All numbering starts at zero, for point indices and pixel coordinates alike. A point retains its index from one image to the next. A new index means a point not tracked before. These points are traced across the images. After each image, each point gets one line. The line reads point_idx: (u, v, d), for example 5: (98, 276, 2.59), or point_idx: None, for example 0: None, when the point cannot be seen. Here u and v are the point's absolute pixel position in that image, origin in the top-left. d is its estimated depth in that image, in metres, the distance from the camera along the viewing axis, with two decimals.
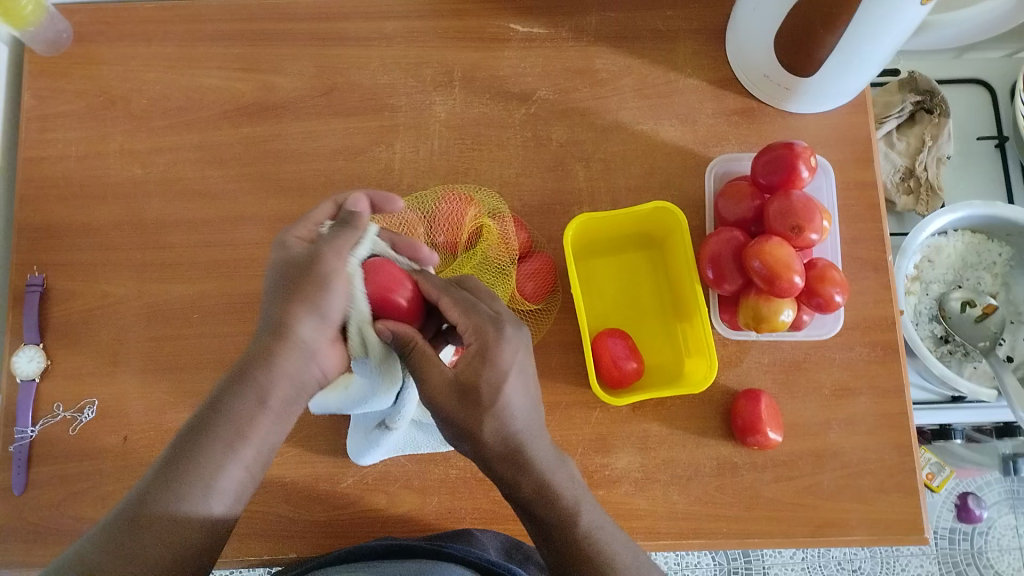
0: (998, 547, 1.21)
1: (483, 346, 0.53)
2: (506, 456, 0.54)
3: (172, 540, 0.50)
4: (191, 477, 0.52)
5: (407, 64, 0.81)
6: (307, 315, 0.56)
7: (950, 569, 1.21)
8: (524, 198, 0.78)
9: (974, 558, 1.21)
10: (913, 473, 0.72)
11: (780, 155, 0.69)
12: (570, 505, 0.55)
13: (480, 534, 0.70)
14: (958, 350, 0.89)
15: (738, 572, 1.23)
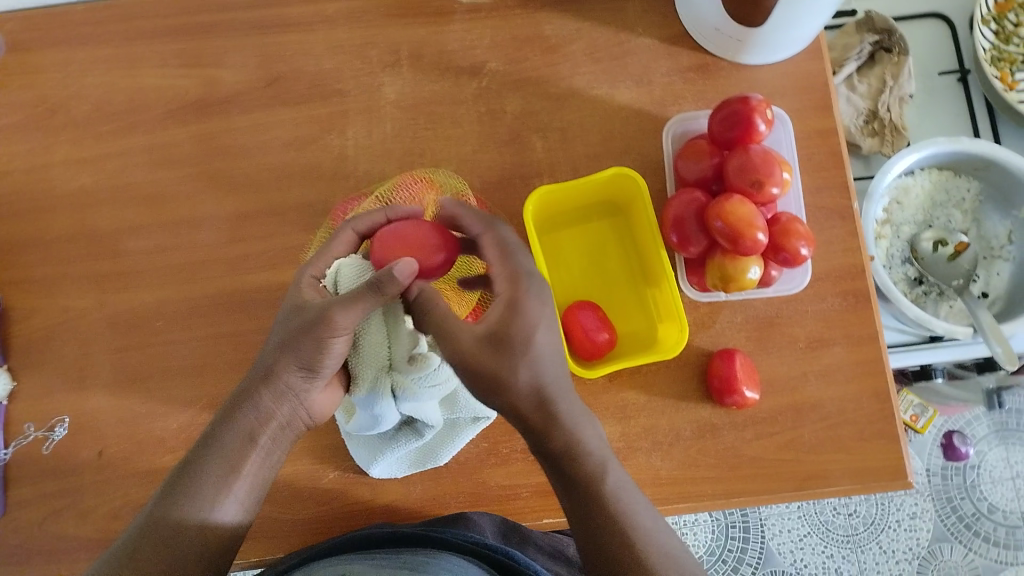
0: (990, 480, 1.22)
1: (522, 301, 0.55)
2: (540, 407, 0.55)
3: (176, 555, 0.51)
4: (190, 493, 0.53)
5: (351, 46, 0.79)
6: (295, 360, 0.56)
7: (945, 505, 1.22)
8: (483, 174, 0.76)
9: (967, 491, 1.22)
10: (892, 418, 0.72)
11: (737, 110, 0.67)
12: (598, 466, 0.56)
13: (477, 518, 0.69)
14: (932, 290, 0.88)
15: (735, 526, 1.25)
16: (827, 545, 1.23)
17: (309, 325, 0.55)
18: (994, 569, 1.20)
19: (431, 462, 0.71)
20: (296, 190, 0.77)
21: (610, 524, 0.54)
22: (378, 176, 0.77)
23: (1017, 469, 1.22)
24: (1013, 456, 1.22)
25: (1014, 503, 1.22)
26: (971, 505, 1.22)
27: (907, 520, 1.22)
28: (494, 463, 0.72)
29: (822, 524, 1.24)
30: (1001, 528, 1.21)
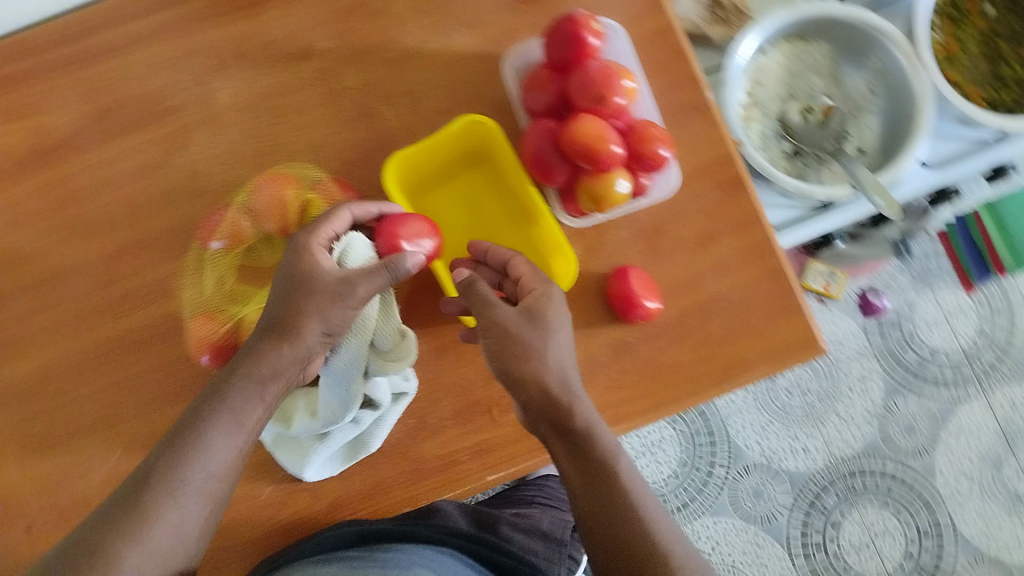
0: (926, 325, 1.27)
1: (545, 291, 0.63)
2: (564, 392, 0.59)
3: (155, 553, 0.54)
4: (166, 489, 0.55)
5: (173, 59, 0.76)
6: (312, 328, 0.62)
7: (889, 360, 1.26)
8: (341, 155, 0.74)
9: (907, 342, 1.27)
10: (793, 292, 0.73)
11: (564, 31, 0.67)
12: (608, 452, 0.59)
13: (446, 507, 0.79)
14: (811, 159, 0.90)
15: (702, 434, 1.26)
16: (790, 428, 1.26)
17: (330, 295, 0.62)
18: (948, 408, 1.25)
19: (362, 452, 0.69)
20: (155, 218, 0.74)
21: (624, 504, 0.58)
22: (236, 183, 0.74)
23: (948, 309, 1.27)
24: (942, 298, 1.27)
25: (953, 342, 1.26)
26: (915, 353, 1.26)
27: (858, 384, 1.26)
28: (427, 436, 0.70)
29: (779, 409, 1.26)
30: (946, 369, 1.26)
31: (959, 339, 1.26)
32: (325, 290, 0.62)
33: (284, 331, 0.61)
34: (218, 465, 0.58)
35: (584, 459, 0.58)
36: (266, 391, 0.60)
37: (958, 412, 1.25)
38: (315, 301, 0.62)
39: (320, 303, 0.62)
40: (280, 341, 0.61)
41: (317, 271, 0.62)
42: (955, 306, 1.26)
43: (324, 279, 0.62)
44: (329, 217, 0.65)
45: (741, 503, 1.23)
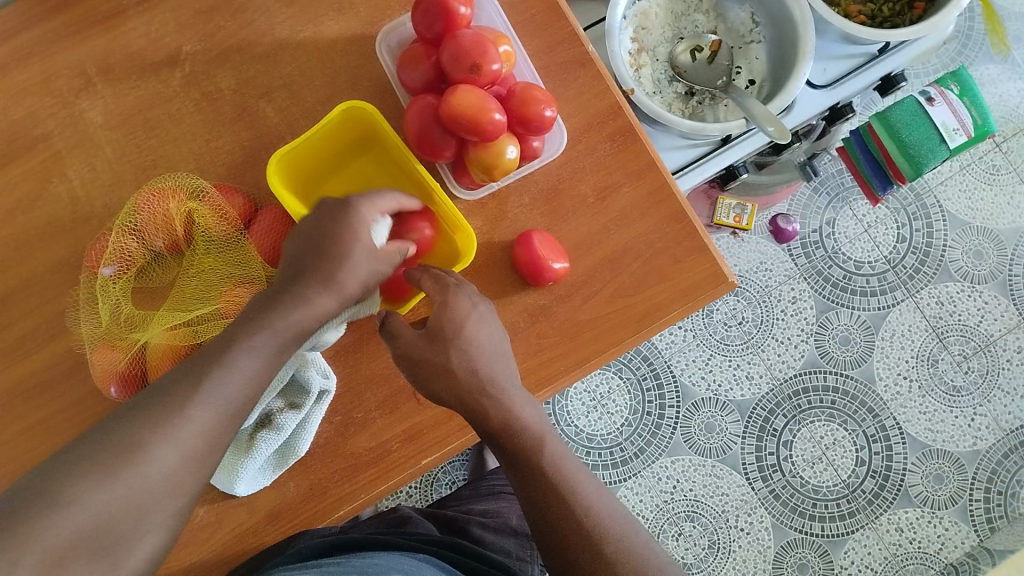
0: (848, 239, 1.31)
1: (451, 303, 0.61)
2: (494, 404, 0.61)
3: (129, 500, 0.49)
4: (122, 465, 0.50)
5: (35, 85, 0.73)
6: (313, 291, 0.58)
7: (817, 277, 1.30)
8: (225, 159, 0.72)
9: (832, 258, 1.31)
10: (698, 231, 0.74)
11: (431, 3, 0.65)
12: (536, 437, 0.62)
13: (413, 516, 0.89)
14: (705, 97, 0.91)
15: (648, 379, 1.28)
16: (731, 359, 1.29)
17: (341, 261, 0.58)
18: (880, 316, 1.29)
19: (292, 456, 0.69)
20: (42, 253, 0.71)
21: (555, 507, 0.61)
22: (120, 204, 0.72)
23: (867, 221, 1.31)
24: (859, 211, 1.31)
25: (874, 252, 1.31)
26: (840, 269, 1.30)
27: (791, 306, 1.30)
28: (356, 430, 0.71)
29: (718, 342, 1.29)
30: (871, 279, 1.30)
31: (880, 248, 1.30)
32: (342, 254, 0.58)
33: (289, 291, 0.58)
34: (180, 462, 0.51)
35: (519, 467, 0.62)
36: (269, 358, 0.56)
37: (889, 318, 1.29)
38: (329, 264, 0.58)
39: (336, 263, 0.58)
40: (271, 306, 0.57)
41: (347, 227, 0.59)
42: (872, 216, 1.31)
43: (338, 242, 0.59)
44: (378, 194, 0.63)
45: (695, 439, 1.26)
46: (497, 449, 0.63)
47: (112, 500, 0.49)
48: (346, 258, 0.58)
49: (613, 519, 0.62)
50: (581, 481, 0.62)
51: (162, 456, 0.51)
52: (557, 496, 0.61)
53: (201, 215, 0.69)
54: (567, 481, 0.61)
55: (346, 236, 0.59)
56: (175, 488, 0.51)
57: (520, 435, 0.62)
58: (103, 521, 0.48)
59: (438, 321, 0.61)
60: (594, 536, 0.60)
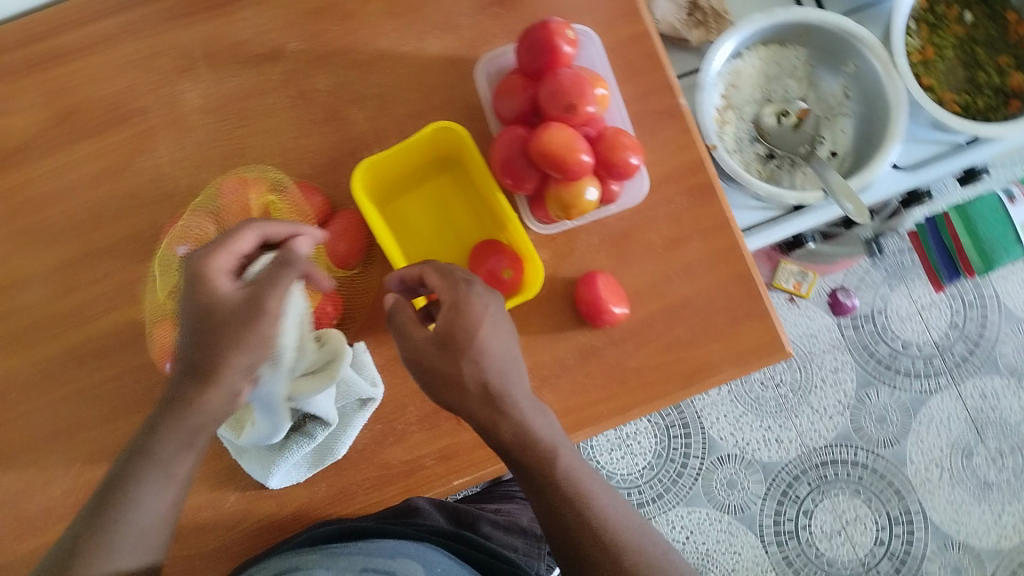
0: (899, 319, 1.28)
1: (465, 311, 0.58)
2: (505, 417, 0.58)
3: (138, 543, 0.57)
4: (114, 540, 0.56)
5: (141, 59, 0.74)
6: (244, 356, 0.57)
7: (862, 351, 1.28)
8: (310, 159, 0.74)
9: (880, 334, 1.28)
10: (760, 297, 0.74)
11: (537, 38, 0.67)
12: (548, 449, 0.58)
13: (421, 504, 0.79)
14: (784, 163, 0.91)
15: (675, 425, 1.27)
16: (763, 419, 1.27)
17: (247, 320, 0.56)
18: (920, 399, 1.27)
19: (329, 458, 0.70)
20: (118, 225, 0.72)
21: (576, 525, 0.57)
22: (201, 187, 0.73)
23: (921, 303, 1.28)
24: (915, 293, 1.28)
25: (924, 334, 1.28)
26: (887, 346, 1.28)
27: (832, 376, 1.28)
28: (392, 442, 0.72)
29: (753, 400, 1.28)
30: (917, 361, 1.27)
31: (931, 331, 1.28)
32: (253, 313, 0.56)
33: (209, 370, 0.56)
34: (165, 503, 0.58)
35: (534, 483, 0.58)
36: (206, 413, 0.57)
37: (929, 403, 1.27)
38: (235, 328, 0.56)
39: (241, 335, 0.56)
40: (255, 359, 0.57)
41: (210, 303, 0.57)
42: (926, 299, 1.28)
43: (225, 308, 0.56)
44: (232, 237, 0.59)
45: (716, 493, 1.25)
46: (511, 464, 0.59)
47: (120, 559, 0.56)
48: (255, 306, 0.56)
49: (636, 541, 0.58)
50: (602, 501, 0.58)
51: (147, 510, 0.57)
52: (576, 516, 0.57)
53: (274, 206, 0.71)
54: (585, 502, 0.57)
55: (228, 303, 0.56)
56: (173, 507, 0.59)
57: (534, 451, 0.58)
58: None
59: (453, 328, 0.58)
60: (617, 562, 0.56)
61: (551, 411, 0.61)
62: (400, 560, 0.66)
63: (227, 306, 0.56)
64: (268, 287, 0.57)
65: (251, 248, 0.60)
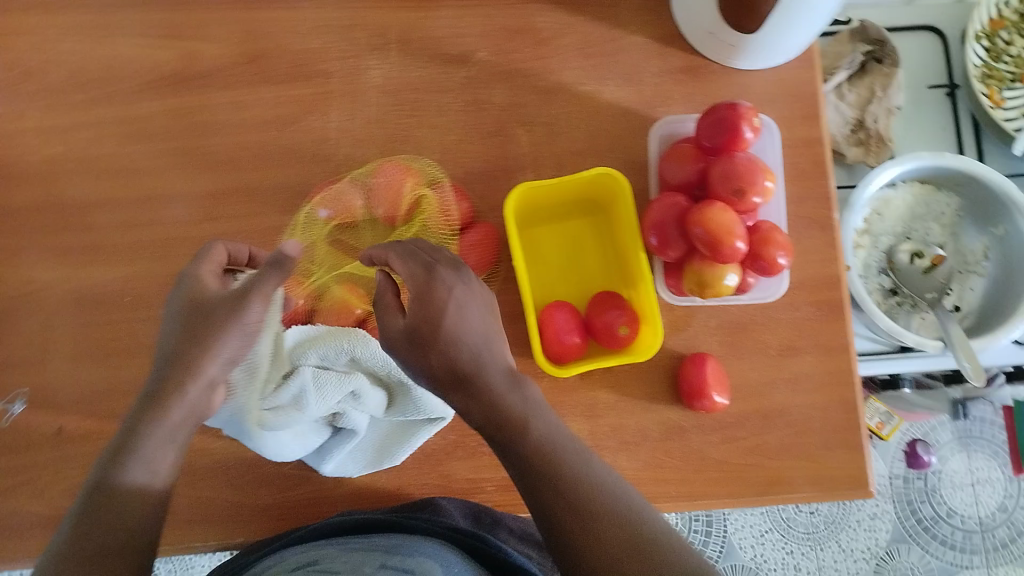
0: (951, 485, 1.22)
1: (434, 301, 0.54)
2: (481, 388, 0.53)
3: (133, 494, 0.51)
4: (116, 486, 0.51)
5: (340, 26, 0.77)
6: (216, 351, 0.55)
7: (905, 507, 1.22)
8: (465, 164, 0.75)
9: (928, 494, 1.23)
10: (859, 428, 0.72)
11: (724, 116, 0.68)
12: (519, 416, 0.52)
13: (444, 504, 0.67)
14: (906, 302, 0.90)
15: (698, 530, 1.23)
16: (789, 542, 1.22)
17: (210, 314, 0.56)
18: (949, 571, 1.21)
19: (388, 460, 0.70)
20: (273, 171, 0.75)
21: (558, 503, 0.50)
22: (358, 161, 0.75)
23: (977, 475, 1.23)
24: (974, 463, 1.23)
25: (973, 508, 1.22)
26: (931, 509, 1.22)
27: (868, 522, 1.22)
28: (460, 456, 0.71)
29: (784, 521, 1.23)
30: (958, 532, 1.22)
31: (980, 507, 1.22)
32: (240, 306, 0.56)
33: (187, 361, 0.55)
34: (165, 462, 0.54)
35: (517, 459, 0.52)
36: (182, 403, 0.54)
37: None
38: (218, 318, 0.56)
39: (196, 331, 0.56)
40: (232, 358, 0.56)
41: (198, 296, 0.58)
42: (984, 473, 1.22)
43: (209, 301, 0.57)
44: (206, 249, 0.61)
45: None
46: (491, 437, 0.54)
47: (113, 522, 0.50)
48: (234, 304, 0.56)
49: (635, 520, 0.49)
50: (594, 475, 0.51)
51: (143, 463, 0.52)
52: (559, 486, 0.50)
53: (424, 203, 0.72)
54: (569, 479, 0.50)
55: (211, 296, 0.57)
56: (163, 475, 0.53)
57: (512, 418, 0.52)
58: (114, 532, 0.49)
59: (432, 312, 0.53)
60: (597, 543, 0.48)
61: (531, 382, 0.55)
62: (418, 557, 0.56)
63: (195, 296, 0.58)
64: (253, 285, 0.56)
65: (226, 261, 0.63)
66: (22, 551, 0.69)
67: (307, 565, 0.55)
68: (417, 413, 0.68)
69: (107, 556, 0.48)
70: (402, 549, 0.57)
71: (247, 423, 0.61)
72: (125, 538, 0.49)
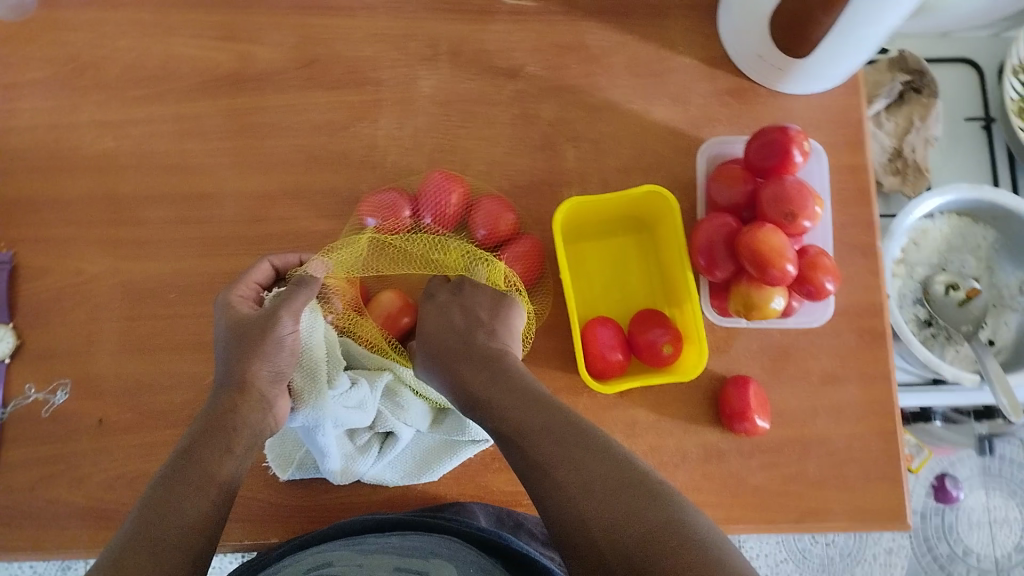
0: (968, 523, 1.15)
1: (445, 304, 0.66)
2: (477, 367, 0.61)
3: (204, 487, 0.52)
4: (188, 482, 0.52)
5: (392, 36, 0.78)
6: (263, 367, 0.60)
7: (921, 543, 1.15)
8: (512, 177, 0.76)
9: (945, 532, 1.15)
10: (897, 459, 0.71)
11: (774, 139, 0.68)
12: (499, 402, 0.58)
13: (472, 510, 0.67)
14: (940, 334, 0.91)
15: None
16: (803, 572, 1.15)
17: (258, 333, 0.60)
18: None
19: (427, 474, 0.69)
20: (322, 175, 0.75)
21: (534, 456, 0.53)
22: (406, 170, 0.76)
23: (994, 514, 1.15)
24: (992, 501, 1.15)
25: (989, 548, 1.15)
26: (947, 546, 1.15)
27: (883, 556, 1.15)
28: (497, 468, 0.70)
29: (799, 551, 1.15)
30: (973, 572, 1.15)
31: (996, 547, 1.15)
32: (273, 328, 0.60)
33: (238, 376, 0.59)
34: (231, 463, 0.55)
35: (499, 428, 0.57)
36: (240, 421, 0.58)
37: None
38: (257, 339, 0.60)
39: (253, 349, 0.60)
40: (280, 371, 0.60)
41: (238, 321, 0.62)
42: (1003, 512, 1.15)
43: (247, 322, 0.61)
44: (249, 270, 0.66)
45: None
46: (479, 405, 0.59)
47: (188, 506, 0.51)
48: (268, 322, 0.60)
49: (598, 460, 0.51)
50: (567, 424, 0.54)
51: (212, 456, 0.54)
52: (535, 438, 0.54)
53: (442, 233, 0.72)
54: (539, 435, 0.54)
55: (252, 316, 0.61)
56: (232, 469, 0.55)
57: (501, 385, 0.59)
58: (189, 514, 0.51)
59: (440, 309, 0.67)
60: (557, 487, 0.51)
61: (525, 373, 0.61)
62: (433, 560, 0.52)
63: (240, 316, 0.62)
64: (284, 303, 0.61)
65: (266, 281, 0.67)
66: (61, 540, 0.69)
67: (321, 568, 0.52)
68: (461, 433, 0.69)
69: (177, 538, 0.49)
70: (420, 552, 0.54)
71: (325, 419, 0.64)
72: (202, 522, 0.51)
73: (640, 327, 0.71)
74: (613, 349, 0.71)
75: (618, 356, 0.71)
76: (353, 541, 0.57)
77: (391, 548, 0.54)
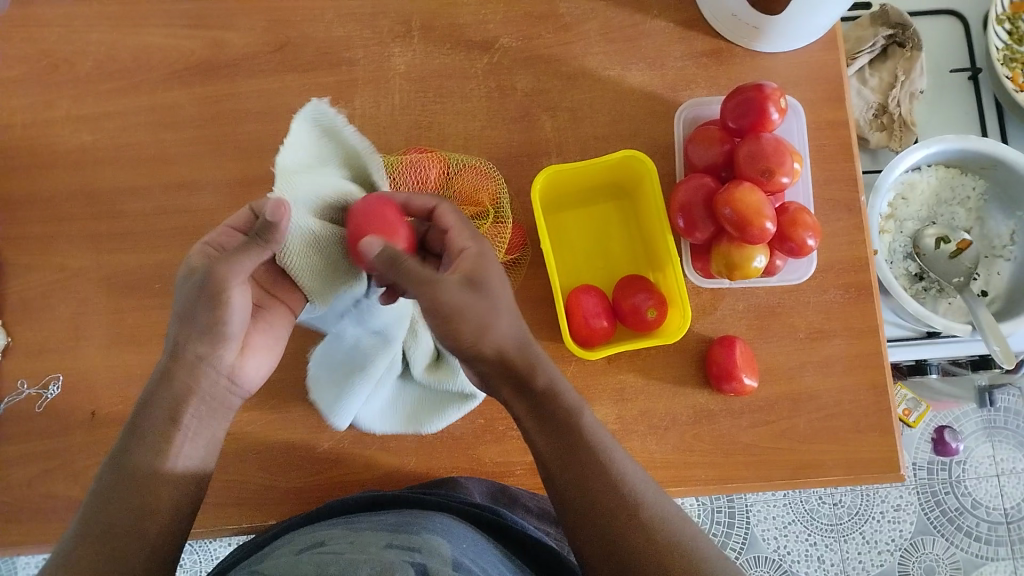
0: (975, 476, 1.15)
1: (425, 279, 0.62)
2: (514, 380, 0.55)
3: (140, 461, 0.53)
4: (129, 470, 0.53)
5: (362, 14, 0.78)
6: (201, 333, 0.56)
7: (929, 499, 1.14)
8: (490, 151, 0.76)
9: (952, 487, 1.15)
10: (888, 411, 0.71)
11: (750, 98, 0.67)
12: (573, 405, 0.55)
13: (466, 482, 0.67)
14: (932, 287, 0.91)
15: (721, 524, 1.15)
16: (811, 534, 1.15)
17: (203, 294, 0.54)
18: (974, 563, 1.13)
19: (425, 427, 0.70)
20: None
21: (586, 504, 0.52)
22: (385, 149, 0.76)
23: (1002, 466, 1.15)
24: (999, 453, 1.15)
25: (997, 500, 1.14)
26: (956, 500, 1.14)
27: (892, 512, 1.14)
28: (490, 440, 0.71)
29: (807, 512, 1.15)
30: (983, 525, 1.14)
31: (1005, 499, 1.14)
32: (210, 287, 0.54)
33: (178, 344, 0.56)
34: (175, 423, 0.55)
35: (554, 422, 0.55)
36: (172, 393, 0.56)
37: (983, 571, 1.13)
38: (194, 303, 0.55)
39: (192, 311, 0.55)
40: (209, 329, 0.55)
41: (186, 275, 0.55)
42: (1011, 465, 1.15)
43: (192, 281, 0.55)
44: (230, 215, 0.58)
45: None
46: (518, 422, 0.56)
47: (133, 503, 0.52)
48: (204, 287, 0.54)
49: (648, 506, 0.52)
50: (619, 468, 0.53)
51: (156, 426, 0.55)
52: (592, 470, 0.53)
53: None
54: (592, 477, 0.53)
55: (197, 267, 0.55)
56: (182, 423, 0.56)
57: (558, 422, 0.55)
58: (123, 510, 0.51)
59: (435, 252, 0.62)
60: (612, 512, 0.51)
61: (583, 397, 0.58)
62: (422, 533, 0.52)
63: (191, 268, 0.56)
64: (225, 261, 0.53)
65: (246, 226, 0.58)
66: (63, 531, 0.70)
67: (314, 546, 0.52)
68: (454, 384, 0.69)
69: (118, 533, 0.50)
70: (409, 527, 0.53)
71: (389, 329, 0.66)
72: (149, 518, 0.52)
73: (628, 290, 0.71)
74: (595, 320, 0.71)
75: (604, 326, 0.71)
76: (346, 519, 0.58)
77: (384, 524, 0.55)
